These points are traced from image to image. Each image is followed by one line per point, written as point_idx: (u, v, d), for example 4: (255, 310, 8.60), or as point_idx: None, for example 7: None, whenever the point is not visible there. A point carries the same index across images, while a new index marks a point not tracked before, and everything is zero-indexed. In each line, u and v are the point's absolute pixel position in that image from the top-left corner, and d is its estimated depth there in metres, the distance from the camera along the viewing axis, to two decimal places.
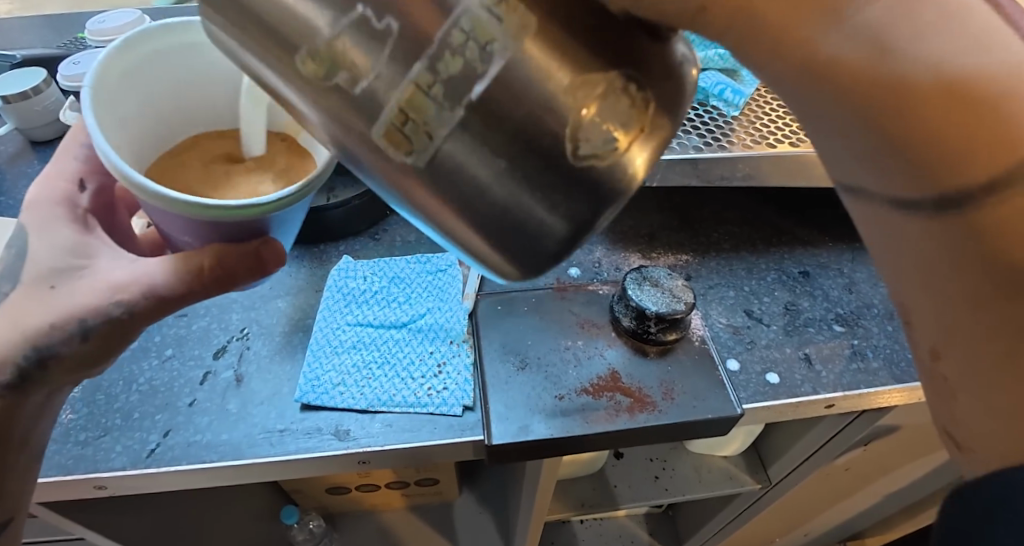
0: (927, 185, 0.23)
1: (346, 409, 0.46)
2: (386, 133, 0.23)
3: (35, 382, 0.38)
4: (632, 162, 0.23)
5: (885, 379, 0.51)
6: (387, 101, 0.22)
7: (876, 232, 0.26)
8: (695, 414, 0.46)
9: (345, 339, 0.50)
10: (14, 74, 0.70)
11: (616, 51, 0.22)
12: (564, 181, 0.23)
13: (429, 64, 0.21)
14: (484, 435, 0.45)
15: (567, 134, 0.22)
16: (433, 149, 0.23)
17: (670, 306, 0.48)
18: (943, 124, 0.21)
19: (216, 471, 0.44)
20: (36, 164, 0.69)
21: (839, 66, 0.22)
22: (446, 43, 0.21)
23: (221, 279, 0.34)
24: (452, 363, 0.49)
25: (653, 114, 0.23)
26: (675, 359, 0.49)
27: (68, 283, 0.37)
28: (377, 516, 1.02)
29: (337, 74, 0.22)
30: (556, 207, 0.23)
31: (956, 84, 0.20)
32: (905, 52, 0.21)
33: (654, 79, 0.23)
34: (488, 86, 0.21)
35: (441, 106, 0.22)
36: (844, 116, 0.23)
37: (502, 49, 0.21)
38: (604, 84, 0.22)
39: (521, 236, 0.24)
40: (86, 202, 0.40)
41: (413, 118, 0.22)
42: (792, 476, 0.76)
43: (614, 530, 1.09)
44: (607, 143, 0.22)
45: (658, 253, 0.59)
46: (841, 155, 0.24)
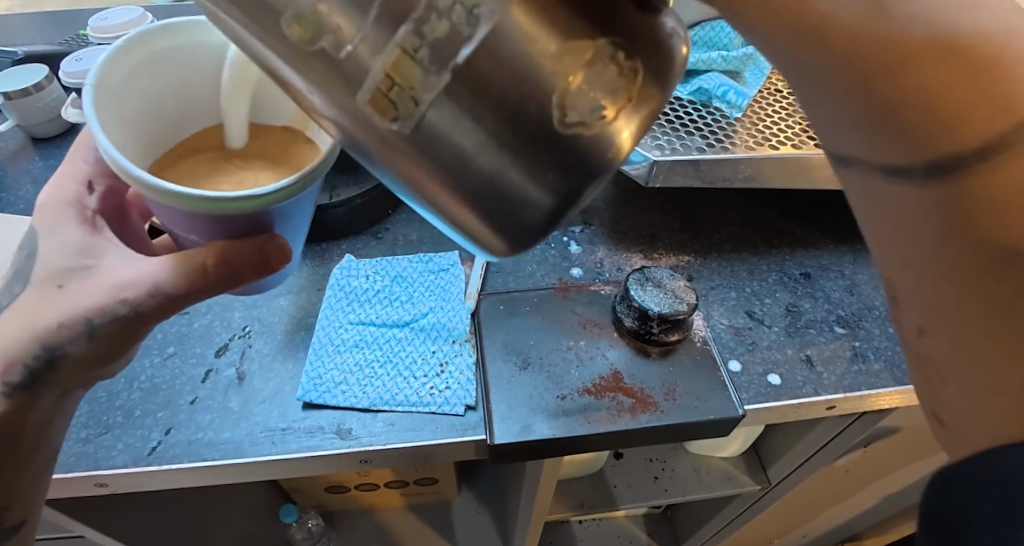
0: (915, 152, 0.23)
1: (348, 408, 0.46)
2: (371, 100, 0.22)
3: (45, 382, 0.38)
4: (617, 132, 0.23)
5: (886, 381, 0.51)
6: (371, 66, 0.21)
7: (866, 197, 0.26)
8: (697, 415, 0.46)
9: (347, 338, 0.50)
10: (16, 71, 0.70)
11: (605, 20, 0.21)
12: (550, 152, 0.22)
13: (414, 28, 0.20)
14: (486, 434, 0.45)
15: (554, 102, 0.21)
16: (418, 115, 0.22)
17: (672, 307, 0.48)
18: (942, 86, 0.21)
19: (217, 469, 0.44)
20: (36, 160, 0.69)
21: (835, 27, 0.21)
22: (432, 5, 0.20)
23: (226, 276, 0.34)
24: (454, 362, 0.49)
25: (641, 83, 0.22)
26: (676, 360, 0.49)
27: (76, 282, 0.37)
28: (375, 515, 1.02)
29: (321, 38, 0.21)
30: (543, 181, 0.23)
31: (948, 46, 0.20)
32: (904, 12, 0.20)
33: (643, 48, 0.22)
34: (474, 49, 0.20)
35: (426, 70, 0.21)
36: (837, 75, 0.22)
37: (489, 13, 0.20)
38: (592, 52, 0.21)
39: (502, 202, 0.23)
40: (94, 204, 0.40)
41: (399, 83, 0.21)
42: (791, 478, 0.76)
43: (612, 530, 1.09)
44: (594, 112, 0.22)
45: (660, 254, 0.59)
46: (833, 119, 0.24)
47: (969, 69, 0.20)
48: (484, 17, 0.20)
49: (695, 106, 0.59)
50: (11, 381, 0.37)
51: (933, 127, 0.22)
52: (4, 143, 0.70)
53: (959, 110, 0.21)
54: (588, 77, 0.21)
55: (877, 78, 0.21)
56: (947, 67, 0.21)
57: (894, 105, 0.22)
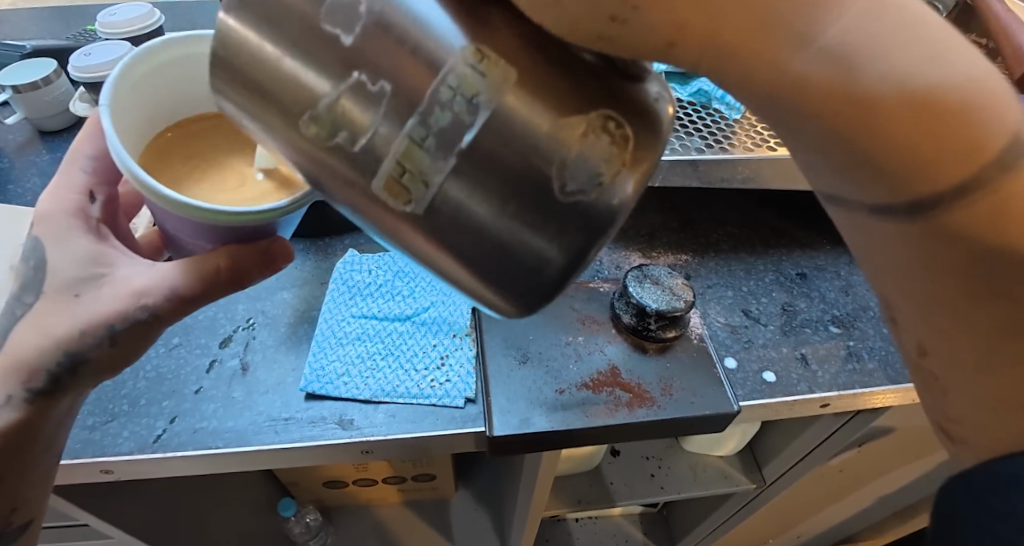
0: (898, 191, 0.23)
1: (350, 399, 0.47)
2: (386, 185, 0.24)
3: (65, 386, 0.39)
4: (619, 193, 0.24)
5: (879, 380, 0.52)
6: (385, 155, 0.23)
7: (858, 238, 0.26)
8: (693, 410, 0.47)
9: (349, 331, 0.51)
10: (25, 65, 0.71)
11: (592, 95, 0.23)
12: (556, 217, 0.24)
13: (421, 119, 0.23)
14: (485, 427, 0.46)
15: (554, 173, 0.23)
16: (430, 195, 0.24)
17: (670, 303, 0.49)
18: (912, 141, 0.21)
19: (221, 457, 0.45)
20: (44, 153, 0.70)
21: (806, 84, 0.22)
22: (435, 99, 0.23)
23: (233, 278, 0.35)
24: (455, 356, 0.50)
25: (635, 147, 0.24)
26: (673, 356, 0.50)
27: (91, 290, 0.37)
28: (372, 511, 1.03)
29: (338, 132, 0.24)
30: (554, 238, 0.24)
31: (919, 94, 0.21)
32: (870, 72, 0.21)
33: (634, 118, 0.24)
34: (476, 134, 0.23)
35: (434, 156, 0.23)
36: (816, 132, 0.23)
37: (487, 101, 0.23)
38: (584, 125, 0.23)
39: (515, 267, 0.25)
40: (97, 213, 0.40)
41: (409, 168, 0.24)
42: (786, 476, 0.77)
43: (609, 529, 1.10)
44: (592, 179, 0.24)
45: (658, 252, 0.60)
46: (815, 165, 0.25)
47: (944, 116, 0.21)
48: (484, 106, 0.23)
49: (695, 108, 0.60)
50: (31, 386, 0.38)
51: (913, 170, 0.22)
52: (12, 136, 0.71)
53: (940, 156, 0.21)
54: (581, 150, 0.23)
55: (852, 136, 0.22)
56: (920, 126, 0.21)
57: (870, 155, 0.22)
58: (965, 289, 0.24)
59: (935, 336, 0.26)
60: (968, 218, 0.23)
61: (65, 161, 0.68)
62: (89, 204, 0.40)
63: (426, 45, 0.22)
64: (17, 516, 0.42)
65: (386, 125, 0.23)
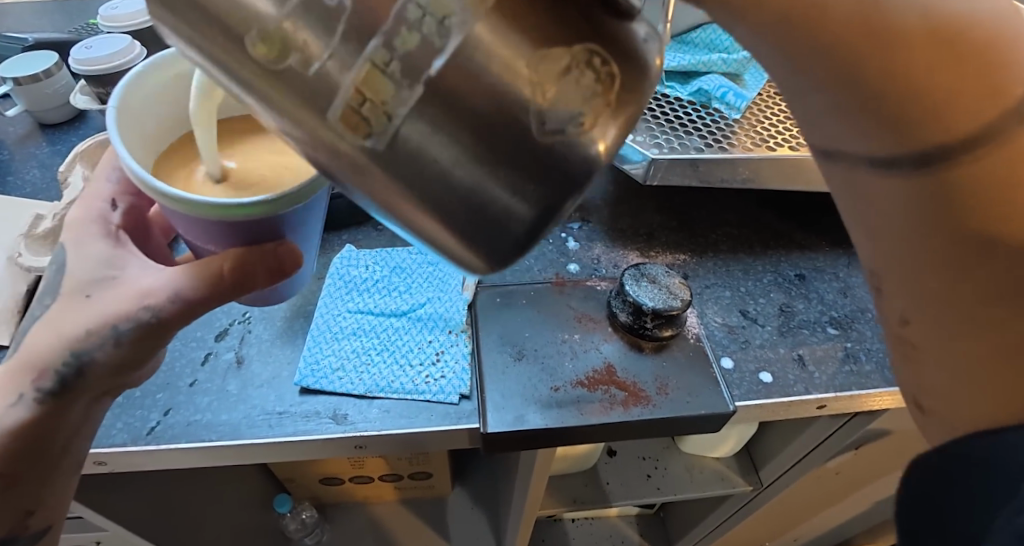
0: (905, 137, 0.23)
1: (345, 394, 0.47)
2: (342, 116, 0.21)
3: (74, 389, 0.38)
4: (596, 139, 0.22)
5: (876, 382, 0.52)
6: (341, 82, 0.20)
7: (845, 183, 0.26)
8: (688, 409, 0.47)
9: (345, 326, 0.50)
10: (26, 57, 0.71)
11: (577, 26, 0.21)
12: (523, 160, 0.21)
13: (385, 41, 0.19)
14: (480, 423, 0.46)
15: (531, 109, 0.21)
16: (392, 131, 0.21)
17: (666, 302, 0.48)
18: (931, 77, 0.21)
19: (214, 450, 0.45)
20: (44, 145, 0.70)
21: (824, 15, 0.21)
22: (400, 17, 0.19)
23: (239, 282, 0.33)
24: (450, 352, 0.49)
25: (619, 88, 0.22)
26: (670, 355, 0.50)
27: (101, 292, 0.36)
28: (368, 509, 1.02)
29: (289, 55, 0.20)
30: (518, 191, 0.22)
31: (939, 26, 0.20)
32: (893, 4, 0.21)
33: (619, 55, 0.21)
34: (447, 59, 0.20)
35: (399, 83, 0.20)
36: (828, 72, 0.22)
37: (460, 23, 0.19)
38: (567, 59, 0.21)
39: (479, 220, 0.22)
40: (118, 220, 0.40)
41: (370, 97, 0.20)
42: (783, 478, 0.76)
43: (605, 530, 1.09)
44: (572, 119, 0.21)
45: (657, 252, 0.60)
46: (819, 108, 0.24)
47: (963, 59, 0.21)
48: (455, 28, 0.19)
49: (695, 107, 0.60)
50: (41, 386, 0.37)
51: (926, 113, 0.22)
52: (12, 128, 0.71)
53: (953, 102, 0.22)
54: (562, 90, 0.21)
55: (866, 69, 0.22)
56: (943, 63, 0.21)
57: (886, 99, 0.22)
58: (958, 236, 0.24)
59: (922, 303, 0.26)
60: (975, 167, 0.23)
61: (65, 153, 0.68)
62: (112, 211, 0.40)
63: None
64: (33, 522, 0.42)
65: (336, 53, 0.20)
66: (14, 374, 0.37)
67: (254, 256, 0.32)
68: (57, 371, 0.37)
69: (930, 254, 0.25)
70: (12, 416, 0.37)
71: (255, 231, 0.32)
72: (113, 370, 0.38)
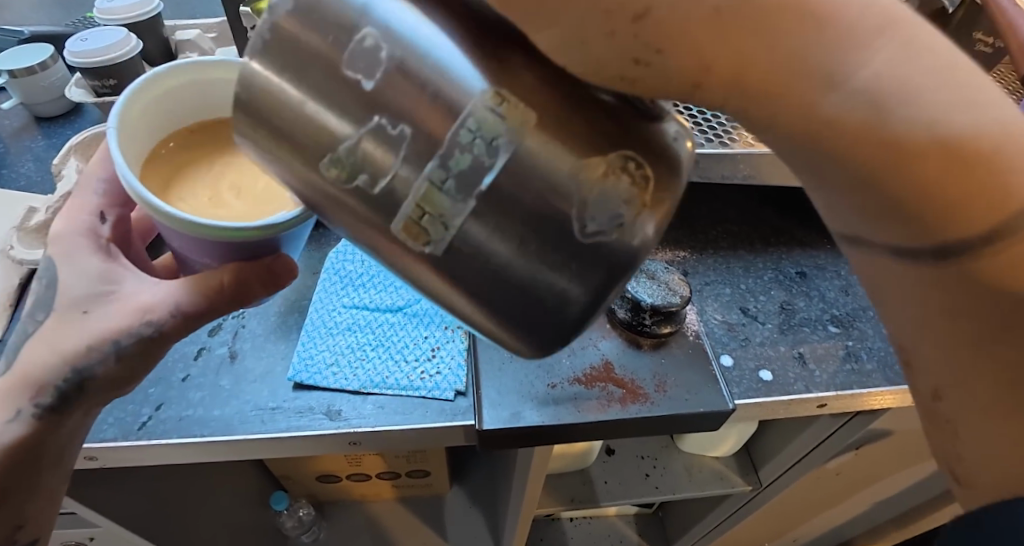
0: (922, 237, 0.22)
1: (339, 389, 0.46)
2: (405, 227, 0.24)
3: (74, 402, 0.37)
4: (636, 233, 0.24)
5: (878, 381, 0.51)
6: (404, 200, 0.23)
7: (869, 274, 0.25)
8: (686, 407, 0.46)
9: (340, 321, 0.50)
10: (22, 49, 0.71)
11: (613, 136, 0.23)
12: (574, 256, 0.24)
13: (440, 163, 0.23)
14: (475, 420, 0.45)
15: (575, 213, 0.23)
16: (449, 236, 0.24)
17: (665, 299, 0.48)
18: (942, 189, 0.20)
19: (206, 446, 0.44)
20: (39, 139, 0.69)
21: (835, 125, 0.20)
22: (454, 142, 0.22)
23: (238, 295, 0.34)
24: (446, 348, 0.49)
25: (653, 187, 0.24)
26: (668, 353, 0.49)
27: (99, 308, 0.36)
28: (365, 506, 1.02)
29: (358, 175, 0.23)
30: (574, 278, 0.24)
31: (951, 141, 0.19)
32: (901, 118, 0.20)
33: (652, 158, 0.24)
34: (496, 175, 0.23)
35: (454, 198, 0.23)
36: (840, 174, 0.22)
37: (507, 143, 0.22)
38: (604, 167, 0.23)
39: (541, 311, 0.25)
40: (108, 233, 0.39)
41: (429, 210, 0.23)
42: (782, 479, 0.76)
43: (603, 529, 1.09)
44: (613, 221, 0.24)
45: (656, 248, 0.59)
46: (837, 204, 0.23)
47: (982, 166, 0.20)
48: (502, 147, 0.22)
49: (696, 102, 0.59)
50: (40, 402, 0.36)
51: (942, 215, 0.21)
52: (8, 121, 0.71)
53: (966, 209, 0.20)
54: (601, 189, 0.23)
55: (880, 177, 0.21)
56: (957, 171, 0.20)
57: (903, 204, 0.21)
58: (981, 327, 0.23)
59: (950, 384, 0.25)
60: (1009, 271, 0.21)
61: (60, 146, 0.68)
62: (102, 224, 0.39)
63: (444, 89, 0.22)
64: (23, 533, 0.40)
65: (406, 162, 0.23)
66: (10, 391, 0.36)
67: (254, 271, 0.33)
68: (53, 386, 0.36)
69: (939, 330, 0.24)
70: (8, 433, 0.36)
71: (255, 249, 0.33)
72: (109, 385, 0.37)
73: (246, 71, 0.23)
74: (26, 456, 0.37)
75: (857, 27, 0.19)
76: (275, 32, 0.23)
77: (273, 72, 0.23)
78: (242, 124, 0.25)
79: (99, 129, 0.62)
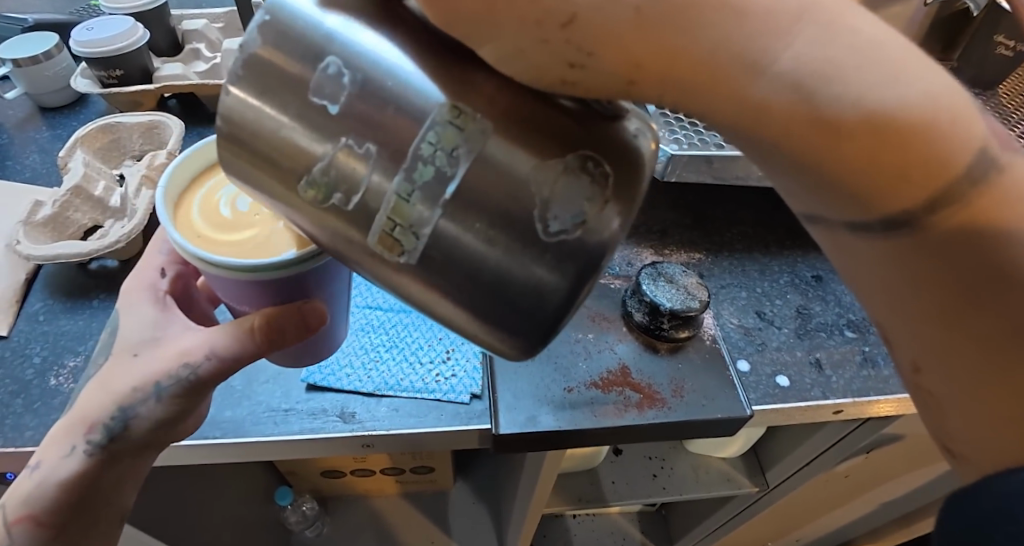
0: (873, 208, 0.23)
1: (352, 391, 0.46)
2: (380, 240, 0.25)
3: (124, 441, 0.36)
4: (604, 226, 0.24)
5: (895, 388, 0.51)
6: (376, 213, 0.25)
7: (834, 249, 0.26)
8: (704, 413, 0.46)
9: (353, 321, 0.49)
10: (26, 38, 0.70)
11: (572, 136, 0.24)
12: (538, 251, 0.24)
13: (406, 176, 0.24)
14: (491, 425, 0.44)
15: (538, 213, 0.24)
16: (421, 246, 0.25)
17: (685, 303, 0.47)
18: (878, 161, 0.21)
19: (218, 448, 0.43)
20: (44, 129, 0.68)
21: (769, 110, 0.22)
22: (417, 155, 0.24)
23: (269, 339, 0.34)
24: (461, 350, 0.48)
25: (614, 187, 0.24)
26: (685, 357, 0.49)
27: (148, 351, 0.37)
28: (369, 502, 1.02)
29: (333, 195, 0.25)
30: (552, 266, 0.24)
31: (878, 119, 0.21)
32: (826, 98, 0.21)
33: (612, 156, 0.24)
34: (458, 185, 0.24)
35: (422, 207, 0.24)
36: (788, 162, 0.23)
37: (467, 153, 0.23)
38: (563, 168, 0.24)
39: (513, 310, 0.25)
40: (167, 287, 0.40)
41: (399, 222, 0.24)
42: (790, 480, 0.76)
43: (607, 527, 1.09)
44: (574, 218, 0.24)
45: (671, 250, 0.59)
46: (791, 188, 0.25)
47: (909, 141, 0.21)
48: (464, 155, 0.23)
49: None
50: (91, 439, 0.36)
51: (885, 185, 0.22)
52: (12, 112, 0.70)
53: (904, 178, 0.22)
54: (562, 188, 0.24)
55: (822, 162, 0.22)
56: (885, 148, 0.21)
57: (837, 179, 0.23)
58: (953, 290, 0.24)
59: (922, 351, 0.26)
60: (944, 238, 0.23)
61: (65, 138, 0.67)
62: (161, 278, 0.40)
63: (408, 102, 0.23)
64: None
65: (377, 173, 0.24)
66: (69, 427, 0.36)
67: (286, 315, 0.33)
68: (107, 424, 0.36)
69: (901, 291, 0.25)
70: (66, 468, 0.36)
71: (292, 288, 0.33)
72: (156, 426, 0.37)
73: (227, 101, 0.25)
74: (82, 495, 0.36)
75: (780, 19, 0.21)
76: (250, 62, 0.24)
77: (252, 95, 0.24)
78: (227, 150, 0.26)
79: (105, 122, 0.61)
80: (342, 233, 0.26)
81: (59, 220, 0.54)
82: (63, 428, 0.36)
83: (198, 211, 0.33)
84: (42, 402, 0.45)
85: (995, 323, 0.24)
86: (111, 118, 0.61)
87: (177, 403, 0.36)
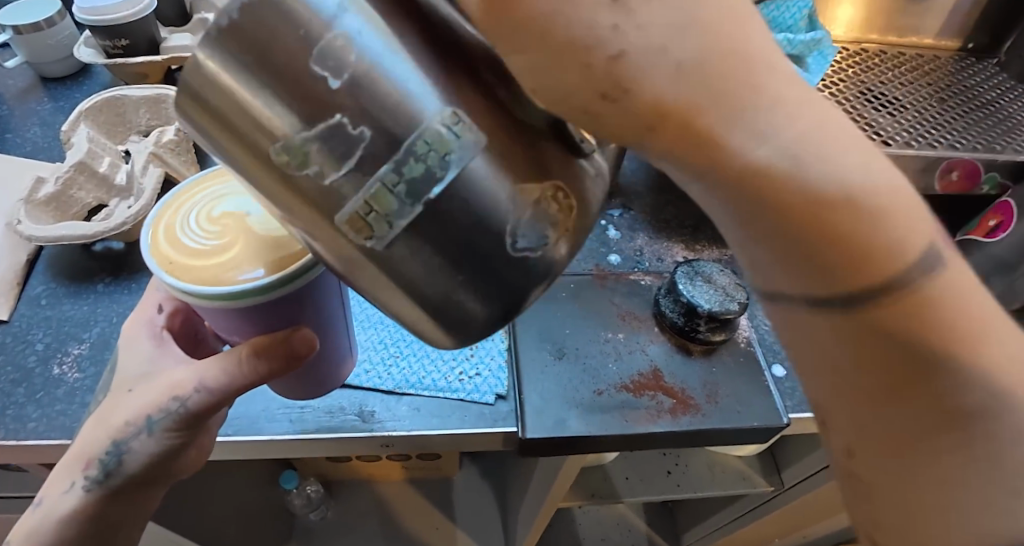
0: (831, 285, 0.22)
1: (371, 388, 0.43)
2: (349, 221, 0.21)
3: (122, 475, 0.35)
4: (558, 252, 0.23)
5: None
6: (352, 197, 0.20)
7: (783, 324, 0.24)
8: (739, 420, 0.43)
9: (372, 314, 0.47)
10: (28, 3, 0.66)
11: (550, 165, 0.22)
12: (486, 275, 0.22)
13: (395, 166, 0.20)
14: (517, 427, 0.42)
15: (508, 229, 0.21)
16: (391, 238, 0.21)
17: (723, 305, 0.44)
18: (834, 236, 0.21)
19: (231, 446, 0.41)
20: (46, 101, 0.65)
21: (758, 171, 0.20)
22: (410, 147, 0.20)
23: (258, 368, 0.31)
24: (485, 348, 0.46)
25: (575, 217, 0.23)
26: (719, 360, 0.47)
27: (142, 385, 0.35)
28: (374, 488, 1.00)
29: (308, 168, 0.20)
30: (487, 297, 0.23)
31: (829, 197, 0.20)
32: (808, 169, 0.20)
33: (575, 188, 0.23)
34: (446, 189, 0.20)
35: (404, 201, 0.20)
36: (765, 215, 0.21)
37: (458, 162, 0.20)
38: (540, 192, 0.22)
39: (446, 316, 0.23)
40: (165, 322, 0.38)
41: (377, 210, 0.20)
42: (806, 481, 0.74)
43: (612, 517, 1.08)
44: (541, 241, 0.22)
45: (702, 245, 0.56)
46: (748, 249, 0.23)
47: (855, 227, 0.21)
48: (456, 163, 0.20)
49: None
50: (88, 475, 0.35)
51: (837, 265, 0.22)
52: (13, 81, 0.67)
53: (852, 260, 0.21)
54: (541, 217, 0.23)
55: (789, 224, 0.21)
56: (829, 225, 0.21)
57: (796, 243, 0.21)
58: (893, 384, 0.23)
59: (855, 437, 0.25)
60: (891, 312, 0.22)
61: (68, 111, 0.64)
62: (159, 314, 0.38)
63: (409, 98, 0.19)
64: None
65: (367, 160, 0.20)
66: (68, 465, 0.35)
67: (273, 346, 0.31)
68: (101, 460, 0.34)
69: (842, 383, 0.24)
70: (65, 505, 0.35)
71: (280, 311, 0.31)
72: (148, 465, 0.35)
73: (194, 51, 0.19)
74: (87, 532, 0.35)
75: None
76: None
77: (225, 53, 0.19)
78: (185, 102, 0.21)
79: (110, 94, 0.58)
80: (310, 220, 0.22)
81: (61, 198, 0.52)
82: (60, 468, 0.36)
83: (176, 219, 0.31)
84: (45, 392, 0.43)
85: (915, 424, 0.24)
86: (115, 90, 0.58)
87: (172, 438, 0.34)
